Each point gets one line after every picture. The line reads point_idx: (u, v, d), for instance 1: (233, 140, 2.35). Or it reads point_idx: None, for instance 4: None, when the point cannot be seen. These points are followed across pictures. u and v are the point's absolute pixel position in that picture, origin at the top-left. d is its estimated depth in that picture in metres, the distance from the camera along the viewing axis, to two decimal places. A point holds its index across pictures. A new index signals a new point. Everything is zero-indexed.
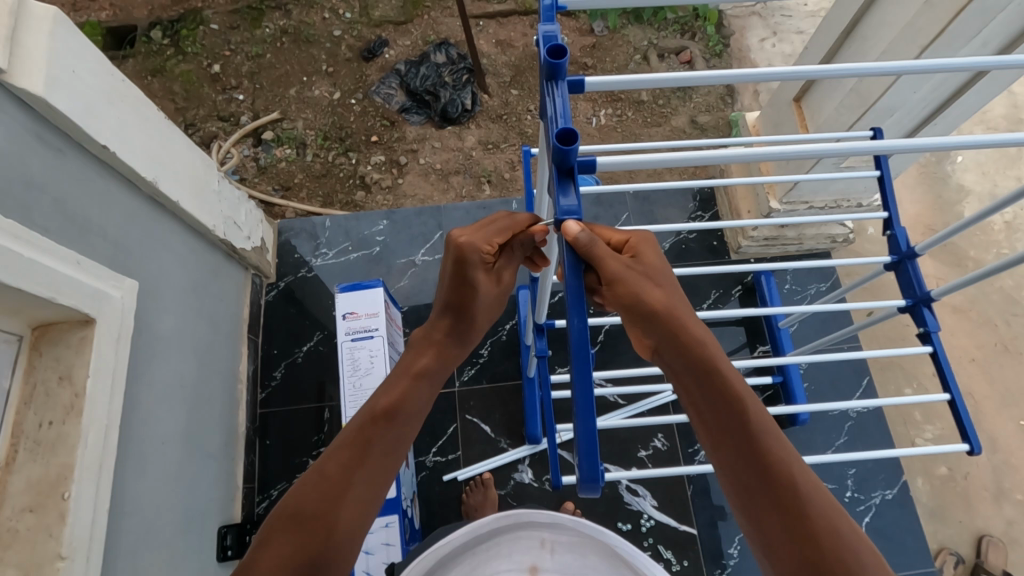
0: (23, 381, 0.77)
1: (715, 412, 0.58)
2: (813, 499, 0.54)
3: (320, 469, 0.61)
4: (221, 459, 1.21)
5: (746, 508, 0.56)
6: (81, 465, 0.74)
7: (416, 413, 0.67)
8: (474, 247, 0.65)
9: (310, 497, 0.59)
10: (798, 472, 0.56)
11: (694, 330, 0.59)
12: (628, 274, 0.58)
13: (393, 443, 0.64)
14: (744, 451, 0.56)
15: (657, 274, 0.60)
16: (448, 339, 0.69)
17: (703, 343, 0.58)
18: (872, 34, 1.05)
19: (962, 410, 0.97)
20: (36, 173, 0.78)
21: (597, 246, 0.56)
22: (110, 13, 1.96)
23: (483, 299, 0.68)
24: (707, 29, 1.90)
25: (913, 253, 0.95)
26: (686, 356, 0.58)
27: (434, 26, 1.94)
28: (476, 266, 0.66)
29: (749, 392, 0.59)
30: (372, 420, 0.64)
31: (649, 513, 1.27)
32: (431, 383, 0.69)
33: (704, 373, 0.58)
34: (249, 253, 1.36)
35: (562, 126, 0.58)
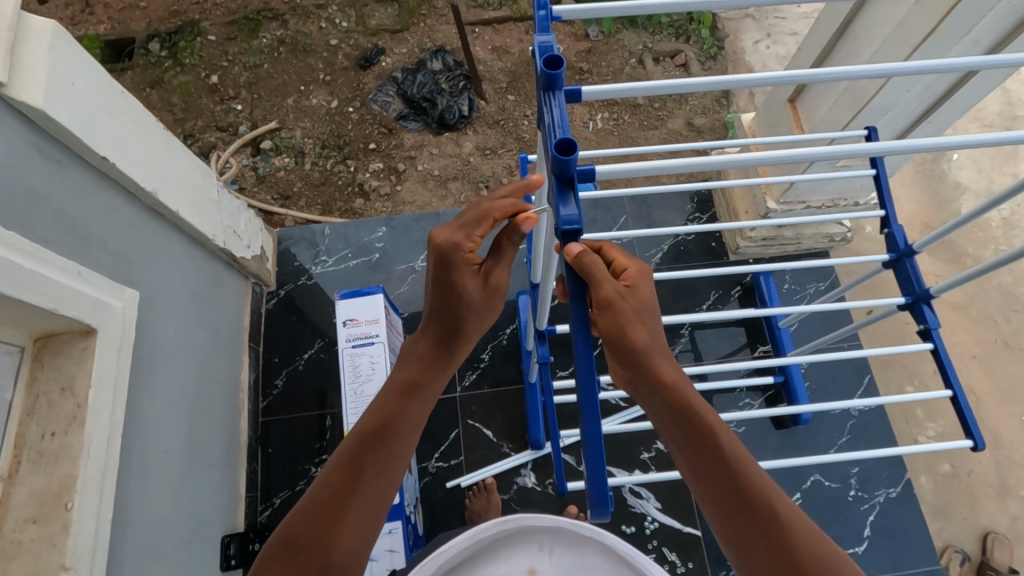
0: (25, 393, 0.77)
1: (695, 452, 0.59)
2: (796, 526, 0.57)
3: (313, 494, 0.62)
4: (223, 469, 1.21)
5: (732, 538, 0.58)
6: (84, 475, 0.74)
7: (409, 430, 0.67)
8: (458, 244, 0.69)
9: (306, 523, 0.60)
10: (779, 501, 0.58)
11: (671, 370, 0.60)
12: (621, 304, 0.59)
13: (386, 462, 0.65)
14: (726, 489, 0.57)
15: (644, 305, 0.61)
16: (437, 349, 0.70)
17: (679, 383, 0.59)
18: (865, 34, 1.05)
19: (964, 404, 0.97)
20: (37, 186, 0.79)
21: (597, 267, 0.57)
22: (108, 26, 1.98)
23: (467, 300, 0.69)
24: (701, 32, 1.91)
25: (912, 251, 0.96)
26: (664, 398, 0.58)
27: (430, 33, 1.95)
28: (460, 264, 0.69)
29: (726, 427, 0.60)
30: (365, 440, 0.65)
31: (652, 515, 1.27)
32: (424, 397, 0.69)
33: (681, 414, 0.58)
34: (249, 262, 1.37)
35: (559, 136, 0.59)
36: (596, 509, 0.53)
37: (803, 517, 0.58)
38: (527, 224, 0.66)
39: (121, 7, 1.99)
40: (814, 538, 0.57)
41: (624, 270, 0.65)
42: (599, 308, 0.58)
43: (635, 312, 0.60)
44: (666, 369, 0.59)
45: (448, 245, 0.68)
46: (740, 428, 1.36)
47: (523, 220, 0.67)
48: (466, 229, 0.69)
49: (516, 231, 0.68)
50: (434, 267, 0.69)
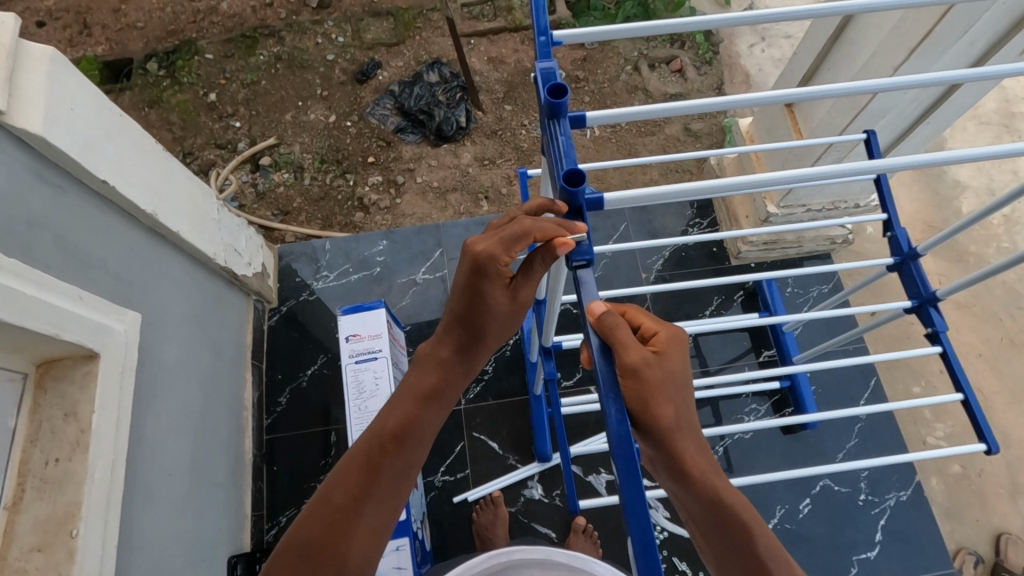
0: (29, 420, 0.77)
1: (722, 544, 0.57)
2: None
3: (326, 497, 0.63)
4: (229, 489, 1.20)
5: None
6: (88, 502, 0.74)
7: (424, 438, 0.66)
8: (488, 258, 0.63)
9: (318, 530, 0.61)
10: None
11: (702, 460, 0.56)
12: (646, 376, 0.54)
13: (401, 469, 0.64)
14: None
15: (674, 380, 0.56)
16: (459, 357, 0.69)
17: (712, 477, 0.55)
18: (860, 38, 1.06)
19: (976, 410, 0.96)
20: (37, 212, 0.79)
21: (619, 330, 0.54)
22: (106, 47, 1.99)
23: (492, 312, 0.67)
24: (696, 37, 1.92)
25: (914, 253, 0.95)
26: (696, 493, 0.55)
27: (425, 46, 1.97)
28: (489, 278, 0.64)
29: (756, 517, 0.58)
30: (380, 446, 0.64)
31: (661, 524, 1.26)
32: (441, 403, 0.68)
33: (714, 509, 0.55)
34: (250, 279, 1.37)
35: (566, 167, 0.61)
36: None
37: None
38: (561, 250, 0.58)
39: (119, 28, 2.01)
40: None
41: (652, 335, 0.59)
42: (627, 378, 0.54)
43: (662, 387, 0.54)
44: (697, 460, 0.55)
45: (479, 258, 0.63)
46: (748, 434, 1.35)
47: (558, 245, 0.58)
48: (499, 242, 0.62)
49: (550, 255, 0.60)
50: (464, 273, 0.65)
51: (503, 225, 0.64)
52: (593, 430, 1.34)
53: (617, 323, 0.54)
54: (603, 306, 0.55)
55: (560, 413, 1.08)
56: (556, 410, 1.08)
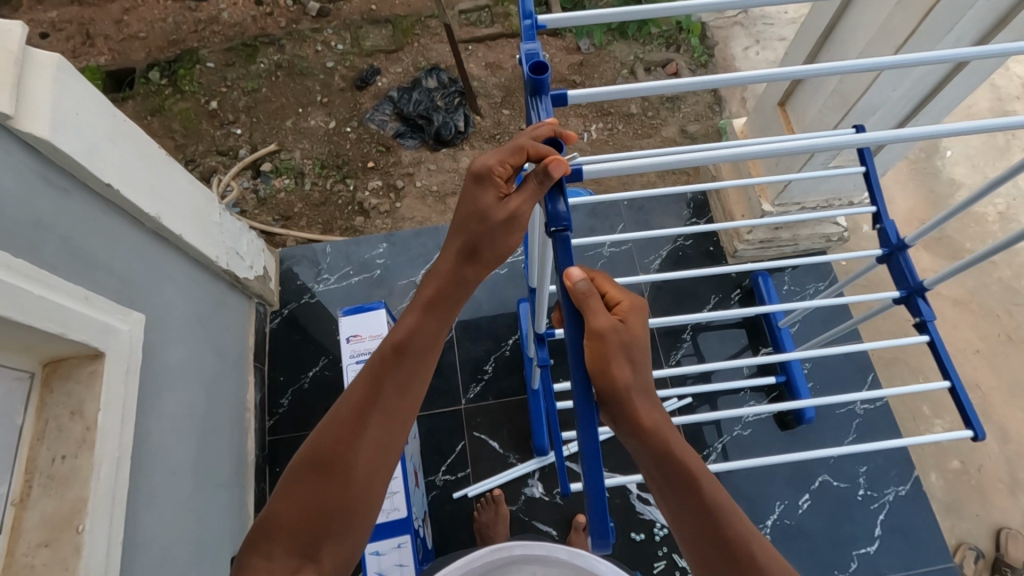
0: (36, 417, 0.78)
1: (670, 489, 0.59)
2: (764, 559, 0.58)
3: (333, 415, 0.67)
4: (231, 489, 1.21)
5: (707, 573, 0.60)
6: (94, 498, 0.75)
7: (427, 348, 0.68)
8: (485, 164, 0.65)
9: (326, 442, 0.65)
10: (752, 536, 0.59)
11: (653, 409, 0.59)
12: (609, 336, 0.56)
13: (403, 378, 0.67)
14: (699, 528, 0.59)
15: (636, 342, 0.59)
16: (461, 266, 0.69)
17: (661, 425, 0.59)
18: (849, 37, 1.08)
19: (962, 395, 0.97)
20: (44, 214, 0.80)
21: (591, 296, 0.56)
22: (108, 57, 2.02)
23: (488, 220, 0.65)
24: (691, 41, 1.94)
25: (903, 245, 0.97)
26: (645, 441, 0.58)
27: (424, 52, 1.99)
28: (487, 184, 0.66)
29: (703, 466, 0.60)
30: (383, 357, 0.67)
31: (661, 521, 1.26)
32: (444, 314, 0.69)
33: (661, 454, 0.58)
34: (252, 282, 1.38)
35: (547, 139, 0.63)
36: (598, 540, 0.55)
37: (772, 550, 0.60)
38: (553, 167, 0.58)
39: (121, 38, 2.04)
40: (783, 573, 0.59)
41: (615, 304, 0.62)
42: (591, 343, 0.56)
43: (621, 349, 0.57)
44: (650, 410, 0.59)
45: (478, 166, 0.65)
46: (746, 430, 1.36)
47: (550, 160, 0.58)
48: (497, 151, 0.64)
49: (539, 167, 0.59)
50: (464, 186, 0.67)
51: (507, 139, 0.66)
52: None
53: (591, 289, 0.56)
54: (581, 272, 0.56)
55: (554, 407, 1.07)
56: (551, 402, 1.07)
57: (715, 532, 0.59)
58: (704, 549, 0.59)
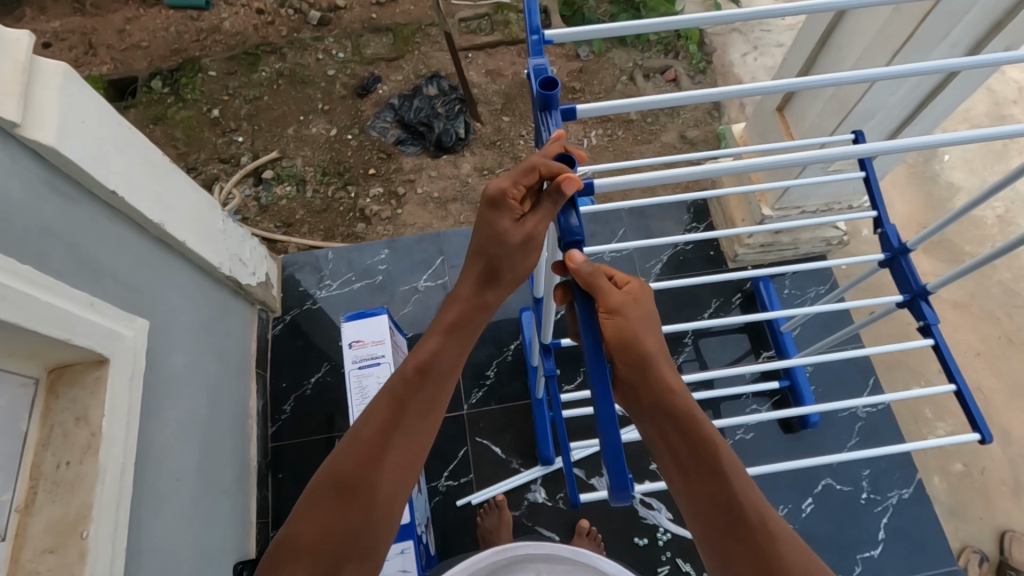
0: (41, 424, 0.78)
1: (685, 456, 0.59)
2: (776, 534, 0.57)
3: (355, 435, 0.66)
4: (234, 495, 1.21)
5: (718, 549, 0.58)
6: (99, 504, 0.75)
7: (449, 371, 0.70)
8: (500, 188, 0.66)
9: (349, 463, 0.64)
10: (765, 510, 0.58)
11: (672, 377, 0.60)
12: (625, 307, 0.59)
13: (426, 400, 0.68)
14: (713, 498, 0.58)
15: (647, 315, 0.61)
16: (481, 291, 0.72)
17: (678, 392, 0.60)
18: (846, 43, 1.09)
19: (967, 398, 0.97)
20: (50, 221, 0.81)
21: (597, 278, 0.58)
22: (111, 66, 2.04)
23: (506, 244, 0.68)
24: (689, 47, 1.95)
25: (905, 249, 0.97)
26: (659, 405, 0.59)
27: (424, 60, 2.01)
28: (503, 208, 0.67)
29: (719, 436, 0.60)
30: (405, 379, 0.68)
31: (665, 526, 1.26)
32: (465, 338, 0.72)
33: (677, 419, 0.59)
34: (255, 288, 1.39)
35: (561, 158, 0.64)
36: (617, 492, 0.53)
37: (786, 528, 0.59)
38: (568, 185, 0.59)
39: (123, 48, 2.06)
40: (795, 548, 0.57)
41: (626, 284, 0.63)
42: (608, 313, 0.58)
43: (637, 321, 0.59)
44: (669, 376, 0.60)
45: (493, 190, 0.66)
46: (749, 434, 1.36)
47: (563, 179, 0.59)
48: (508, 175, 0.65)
49: (553, 192, 0.61)
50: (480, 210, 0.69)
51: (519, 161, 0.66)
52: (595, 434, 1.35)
53: (594, 270, 0.58)
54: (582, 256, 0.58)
55: (561, 415, 1.08)
56: (557, 411, 1.07)
57: (729, 502, 0.58)
58: (717, 522, 0.58)
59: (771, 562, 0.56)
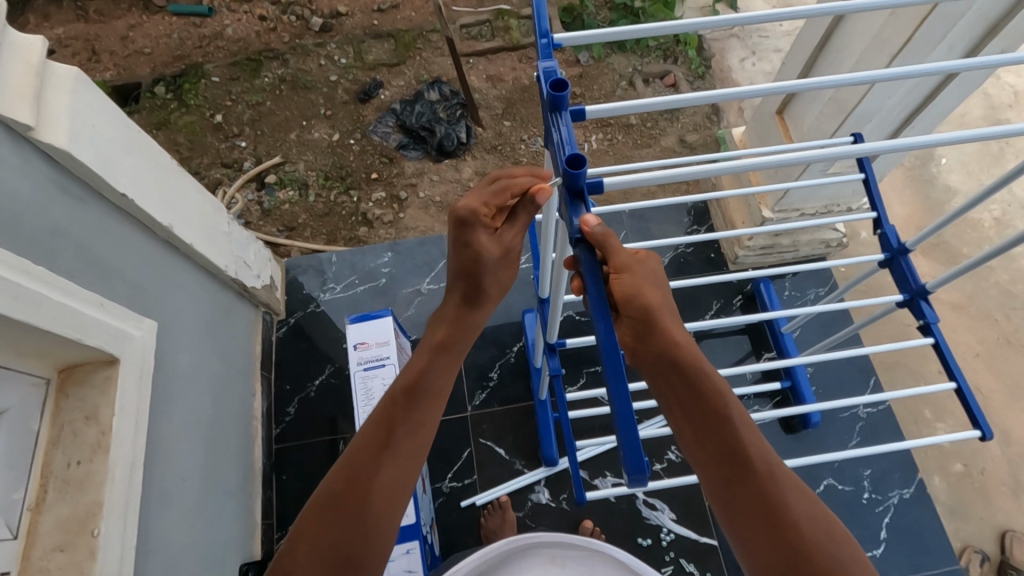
0: (51, 423, 0.79)
1: (694, 410, 0.59)
2: (787, 489, 0.58)
3: (346, 460, 0.66)
4: (239, 496, 1.21)
5: (730, 506, 0.59)
6: (109, 502, 0.76)
7: (438, 390, 0.70)
8: (470, 209, 0.72)
9: (340, 482, 0.64)
10: (776, 466, 0.59)
11: (679, 331, 0.60)
12: (634, 265, 0.59)
13: (416, 422, 0.68)
14: (724, 453, 0.58)
15: (653, 275, 0.61)
16: (464, 311, 0.75)
17: (686, 345, 0.59)
18: (844, 47, 1.11)
19: (969, 396, 0.98)
20: (61, 222, 0.82)
21: (609, 239, 0.57)
22: (114, 72, 2.05)
23: (484, 260, 0.73)
24: (688, 53, 1.97)
25: (904, 249, 0.99)
26: (673, 360, 0.59)
27: (426, 66, 2.03)
28: (477, 227, 0.72)
29: (728, 392, 0.60)
30: (394, 399, 0.69)
31: (668, 527, 1.27)
32: (451, 358, 0.73)
33: (685, 373, 0.59)
34: (259, 291, 1.39)
35: (568, 153, 0.61)
36: (634, 476, 0.53)
37: (798, 483, 0.59)
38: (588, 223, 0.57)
39: (126, 54, 2.07)
40: (806, 499, 0.58)
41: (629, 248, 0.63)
42: (615, 273, 0.59)
43: (646, 278, 0.60)
44: (676, 331, 0.60)
45: (464, 211, 0.72)
46: None
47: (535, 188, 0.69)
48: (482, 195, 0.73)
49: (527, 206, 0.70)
50: (453, 233, 0.73)
51: (484, 185, 0.75)
52: (598, 435, 1.36)
53: (607, 234, 0.58)
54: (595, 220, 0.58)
55: (566, 415, 1.08)
56: (562, 411, 1.08)
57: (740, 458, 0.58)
58: (729, 478, 0.58)
59: (782, 517, 0.57)
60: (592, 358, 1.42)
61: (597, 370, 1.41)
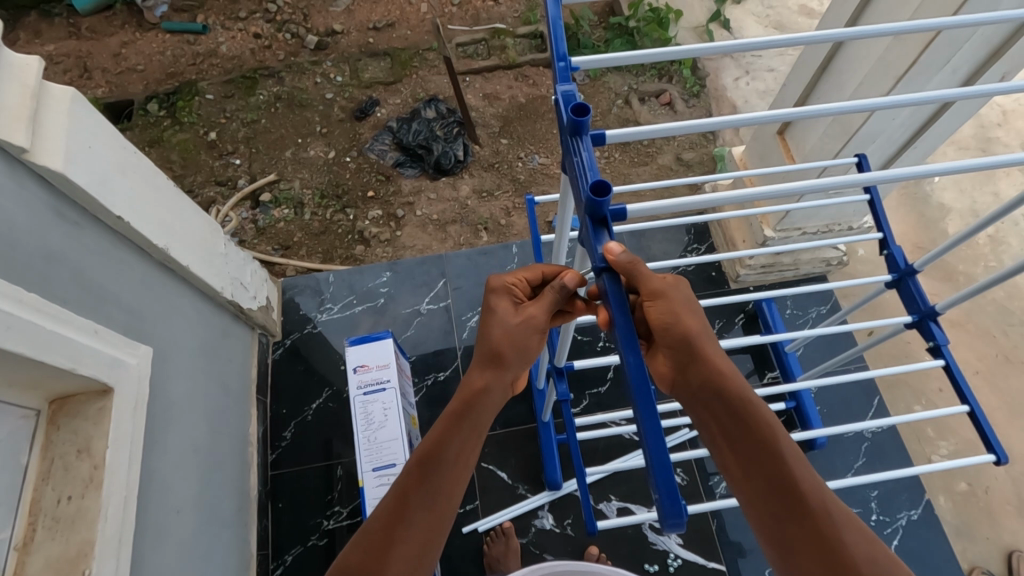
0: (41, 456, 0.75)
1: (740, 441, 0.57)
2: (844, 527, 0.55)
3: (368, 527, 0.63)
4: (234, 526, 1.17)
5: (783, 542, 0.56)
6: (101, 540, 0.72)
7: (456, 459, 0.64)
8: (500, 278, 0.73)
9: (358, 555, 0.61)
10: (830, 501, 0.56)
11: (721, 358, 0.58)
12: (670, 291, 0.58)
13: (434, 491, 0.63)
14: (774, 486, 0.56)
15: (689, 298, 0.59)
16: (482, 373, 0.67)
17: (730, 374, 0.57)
18: (846, 69, 1.11)
19: (982, 419, 0.97)
20: (56, 246, 0.79)
21: (637, 264, 0.56)
22: (106, 90, 2.03)
23: (503, 321, 0.68)
24: (683, 72, 2.00)
25: (912, 270, 0.98)
26: (716, 390, 0.57)
27: (423, 84, 2.02)
28: (499, 293, 0.71)
29: (775, 421, 0.58)
30: (409, 474, 0.64)
31: (675, 552, 1.24)
32: (470, 423, 0.66)
33: (730, 402, 0.57)
34: (256, 312, 1.36)
35: (590, 179, 0.59)
36: (671, 520, 0.48)
37: (853, 519, 0.57)
38: (612, 250, 0.56)
39: (119, 71, 2.06)
40: (861, 537, 0.56)
41: None
42: (649, 300, 0.58)
43: (685, 303, 0.58)
44: (718, 359, 0.58)
45: (494, 279, 0.72)
46: None
47: (565, 274, 0.69)
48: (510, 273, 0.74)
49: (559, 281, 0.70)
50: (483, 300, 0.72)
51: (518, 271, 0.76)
52: (602, 458, 1.33)
53: (634, 260, 0.56)
54: (619, 247, 0.57)
55: (575, 438, 1.06)
56: (570, 434, 1.06)
57: (791, 491, 0.56)
58: (782, 515, 0.56)
59: (839, 555, 0.54)
60: (595, 379, 1.40)
61: (600, 391, 1.39)
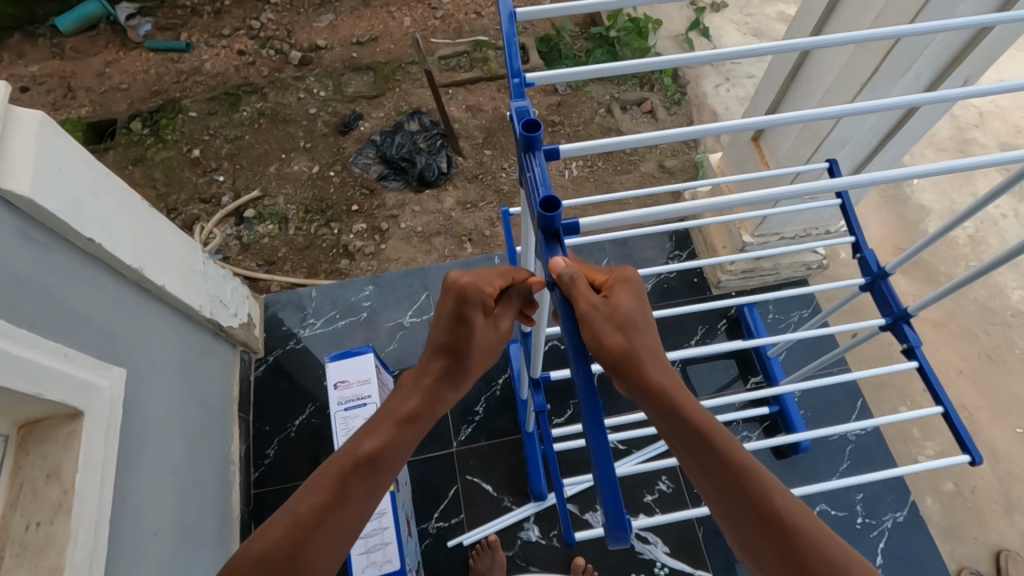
0: (9, 482, 0.74)
1: (691, 455, 0.56)
2: (801, 526, 0.54)
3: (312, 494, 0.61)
4: (214, 547, 1.16)
5: (746, 546, 0.56)
6: (70, 567, 0.71)
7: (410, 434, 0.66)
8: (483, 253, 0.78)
9: (300, 520, 0.59)
10: (787, 503, 0.55)
11: (663, 373, 0.57)
12: (599, 313, 0.56)
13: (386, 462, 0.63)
14: (732, 495, 0.55)
15: (624, 311, 0.58)
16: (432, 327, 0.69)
17: (672, 388, 0.56)
18: (815, 76, 1.13)
19: (956, 420, 0.97)
20: (24, 270, 0.79)
21: (576, 283, 0.56)
22: (89, 109, 2.04)
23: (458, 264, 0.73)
24: (664, 80, 2.02)
25: (885, 273, 0.99)
26: (661, 407, 0.56)
27: (406, 97, 2.03)
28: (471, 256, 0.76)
29: (721, 428, 0.57)
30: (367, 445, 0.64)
31: (662, 560, 1.23)
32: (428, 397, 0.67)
33: (674, 417, 0.56)
34: (236, 330, 1.36)
35: (541, 193, 0.60)
36: (616, 534, 0.50)
37: (809, 512, 0.56)
38: (556, 265, 0.56)
39: (103, 90, 2.06)
40: (821, 534, 0.55)
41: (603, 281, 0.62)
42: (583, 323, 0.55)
43: (615, 321, 0.56)
44: (658, 374, 0.57)
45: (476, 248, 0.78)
46: None
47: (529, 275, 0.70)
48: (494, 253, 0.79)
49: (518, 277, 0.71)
50: None
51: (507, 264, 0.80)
52: (587, 467, 1.33)
53: (575, 278, 0.56)
54: (564, 262, 0.57)
55: (553, 449, 1.06)
56: (548, 445, 1.06)
57: (747, 498, 0.55)
58: (740, 521, 0.55)
59: (800, 556, 0.54)
60: None
61: None
